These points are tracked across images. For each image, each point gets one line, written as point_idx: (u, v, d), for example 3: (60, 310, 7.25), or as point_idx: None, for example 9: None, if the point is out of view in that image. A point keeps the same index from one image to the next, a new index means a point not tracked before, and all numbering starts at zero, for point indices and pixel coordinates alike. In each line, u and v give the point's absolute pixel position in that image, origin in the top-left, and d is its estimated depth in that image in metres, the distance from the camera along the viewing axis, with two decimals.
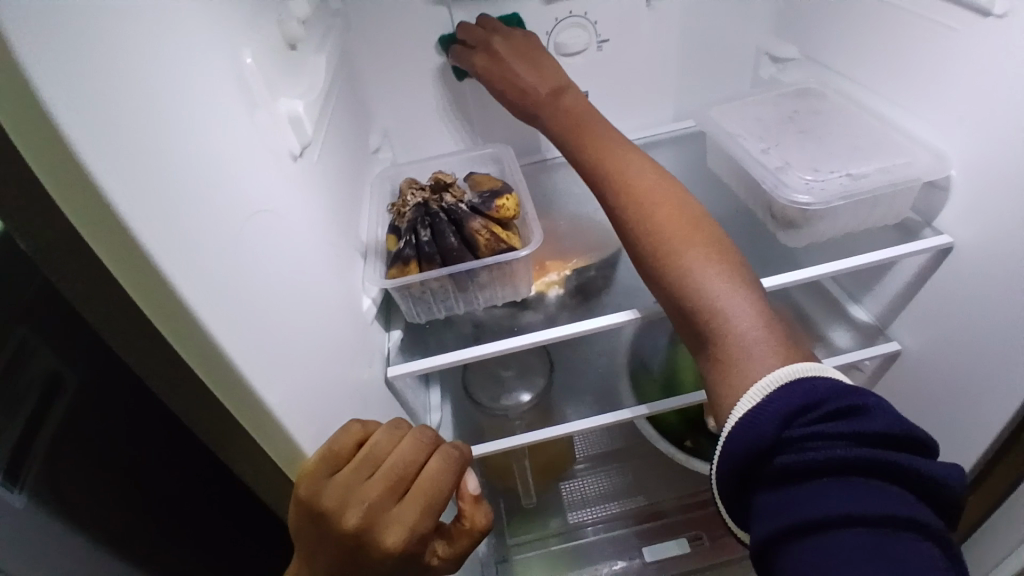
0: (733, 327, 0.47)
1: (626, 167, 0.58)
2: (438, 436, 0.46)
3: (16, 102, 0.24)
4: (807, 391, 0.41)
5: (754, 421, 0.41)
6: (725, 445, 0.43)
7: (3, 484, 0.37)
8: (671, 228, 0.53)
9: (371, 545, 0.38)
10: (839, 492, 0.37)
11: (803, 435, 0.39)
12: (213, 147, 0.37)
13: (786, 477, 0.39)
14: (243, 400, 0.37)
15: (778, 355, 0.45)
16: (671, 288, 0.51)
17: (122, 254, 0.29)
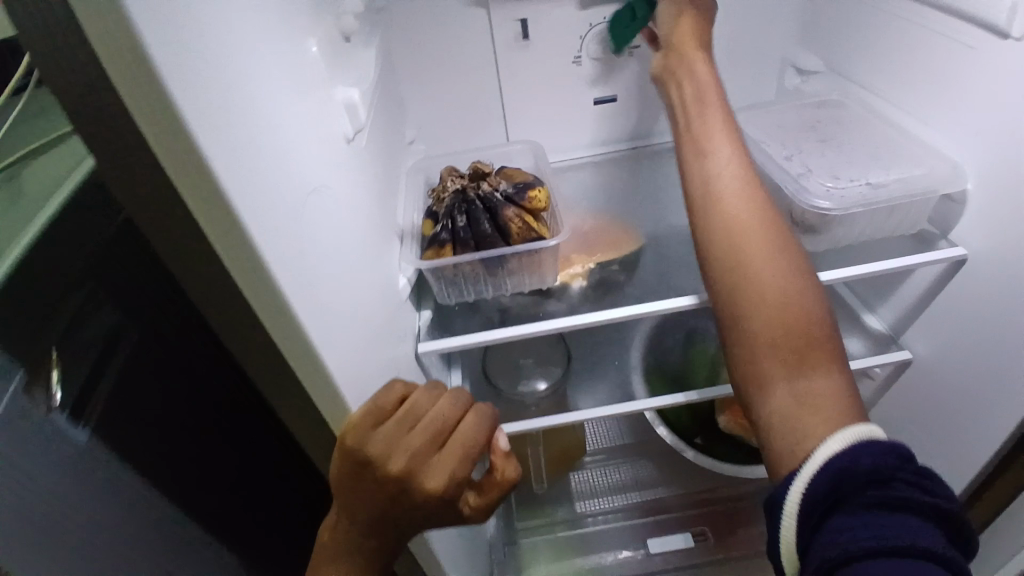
0: (802, 377, 0.47)
1: (731, 184, 0.56)
2: (471, 398, 0.51)
3: (133, 72, 0.27)
4: (906, 446, 0.43)
5: (867, 450, 0.41)
6: (826, 461, 0.42)
7: (68, 417, 0.41)
8: (762, 260, 0.51)
9: (414, 486, 0.44)
10: (930, 532, 0.39)
11: (906, 477, 0.41)
12: (284, 125, 0.40)
13: (888, 506, 0.39)
14: (305, 362, 0.40)
15: (847, 413, 0.45)
16: (751, 316, 0.50)
17: (216, 216, 0.32)
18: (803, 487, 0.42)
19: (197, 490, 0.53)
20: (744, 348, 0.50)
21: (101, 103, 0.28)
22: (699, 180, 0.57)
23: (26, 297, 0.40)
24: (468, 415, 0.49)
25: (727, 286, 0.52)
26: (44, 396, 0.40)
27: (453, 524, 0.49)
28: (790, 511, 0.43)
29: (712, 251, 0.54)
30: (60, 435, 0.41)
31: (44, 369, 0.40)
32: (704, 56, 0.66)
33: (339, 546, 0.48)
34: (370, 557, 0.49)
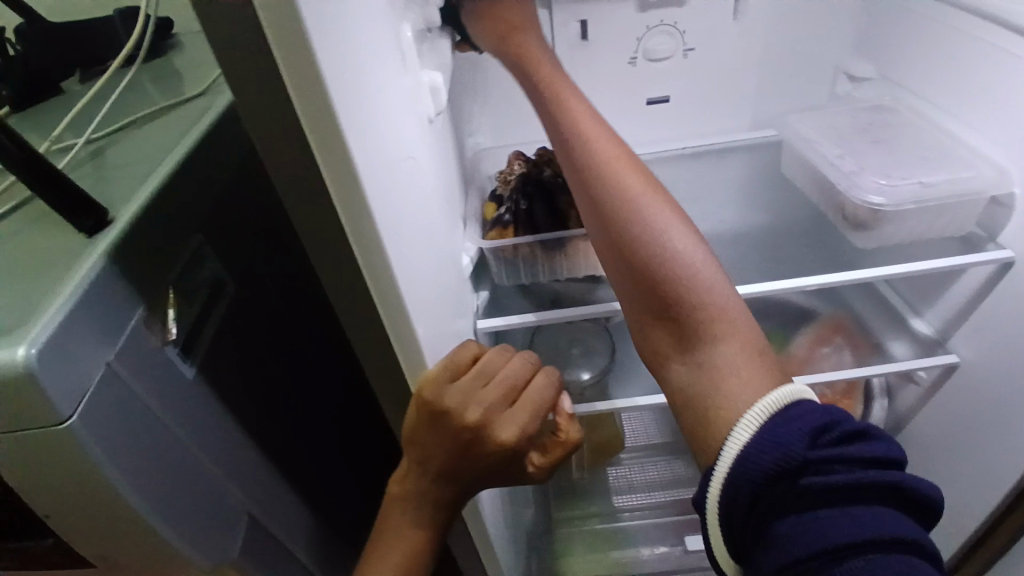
0: (715, 346, 0.44)
1: (607, 156, 0.51)
2: (538, 362, 0.55)
3: (286, 32, 0.30)
4: (819, 411, 0.40)
5: (772, 441, 0.38)
6: (738, 462, 0.39)
7: (179, 354, 0.44)
8: (664, 234, 0.48)
9: (488, 438, 0.49)
10: (861, 515, 0.36)
11: (827, 456, 0.38)
12: (386, 95, 0.44)
13: (808, 497, 0.37)
14: (394, 311, 0.44)
15: (762, 378, 0.43)
16: (669, 299, 0.46)
17: (337, 164, 0.35)
18: (721, 494, 0.40)
19: (276, 441, 0.56)
20: (651, 322, 0.47)
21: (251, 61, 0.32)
22: (575, 150, 0.52)
23: (155, 235, 0.43)
24: (535, 377, 0.54)
25: (629, 264, 0.48)
26: (161, 331, 0.42)
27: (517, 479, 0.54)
28: (720, 518, 0.41)
29: (599, 230, 0.50)
30: (174, 368, 0.43)
31: (163, 306, 0.43)
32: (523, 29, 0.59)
33: (413, 491, 0.54)
34: (439, 503, 0.54)
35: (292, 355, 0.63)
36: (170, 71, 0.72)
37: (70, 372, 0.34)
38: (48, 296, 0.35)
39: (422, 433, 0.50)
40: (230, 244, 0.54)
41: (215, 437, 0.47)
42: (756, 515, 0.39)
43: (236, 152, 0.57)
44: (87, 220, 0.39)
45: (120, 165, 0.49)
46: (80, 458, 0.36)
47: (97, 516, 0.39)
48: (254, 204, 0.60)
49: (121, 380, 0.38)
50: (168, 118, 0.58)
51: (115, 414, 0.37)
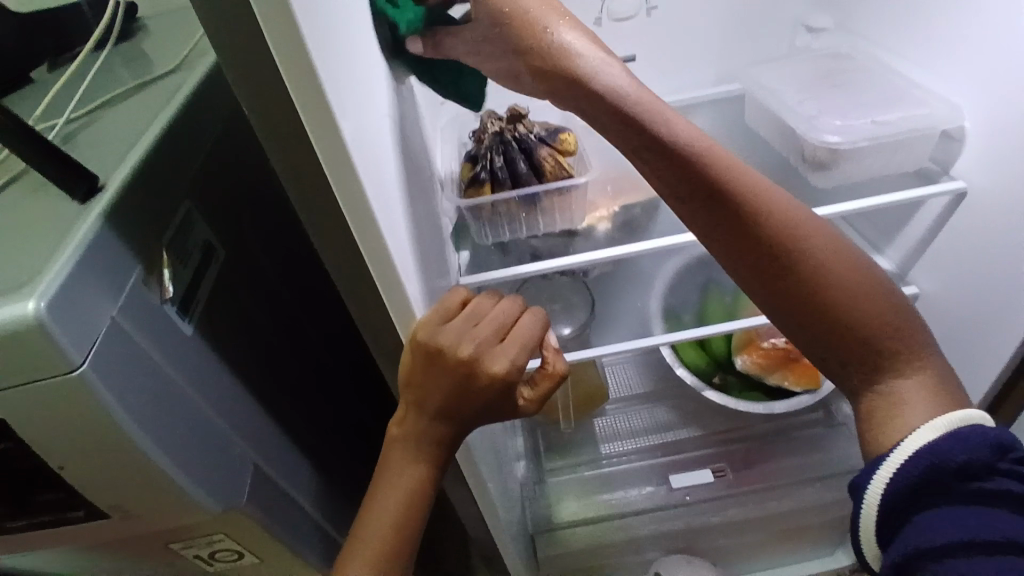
0: (903, 378, 0.50)
1: (783, 216, 0.50)
2: (526, 303, 0.58)
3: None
4: (1000, 434, 0.46)
5: (951, 446, 0.45)
6: (910, 459, 0.46)
7: (178, 311, 0.46)
8: (834, 283, 0.50)
9: (482, 370, 0.52)
10: (1021, 523, 0.43)
11: (1004, 469, 0.45)
12: (362, 55, 0.46)
13: (977, 500, 0.44)
14: (379, 260, 0.46)
15: (941, 399, 0.49)
16: (861, 348, 0.50)
17: (320, 117, 0.38)
18: (887, 483, 0.47)
19: (274, 397, 0.59)
20: (836, 358, 0.51)
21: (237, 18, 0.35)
22: (745, 222, 0.49)
23: (146, 199, 0.45)
24: (524, 316, 0.57)
25: (826, 329, 0.50)
26: (159, 289, 0.44)
27: (511, 413, 0.58)
28: (873, 506, 0.48)
29: (784, 299, 0.50)
30: (175, 324, 0.45)
31: (158, 265, 0.45)
32: (596, 56, 0.49)
33: (413, 431, 0.58)
34: (439, 441, 0.58)
35: (284, 319, 0.65)
36: (141, 52, 0.73)
37: (79, 323, 0.36)
38: (52, 255, 0.37)
39: (419, 372, 0.53)
40: (218, 210, 0.55)
41: (217, 390, 0.49)
42: (917, 508, 0.46)
43: (216, 123, 0.58)
44: (80, 186, 0.41)
45: (105, 139, 0.51)
46: (94, 405, 0.38)
47: (110, 464, 0.41)
48: (239, 173, 0.61)
49: (126, 334, 0.40)
50: (146, 94, 0.59)
51: (123, 365, 0.39)
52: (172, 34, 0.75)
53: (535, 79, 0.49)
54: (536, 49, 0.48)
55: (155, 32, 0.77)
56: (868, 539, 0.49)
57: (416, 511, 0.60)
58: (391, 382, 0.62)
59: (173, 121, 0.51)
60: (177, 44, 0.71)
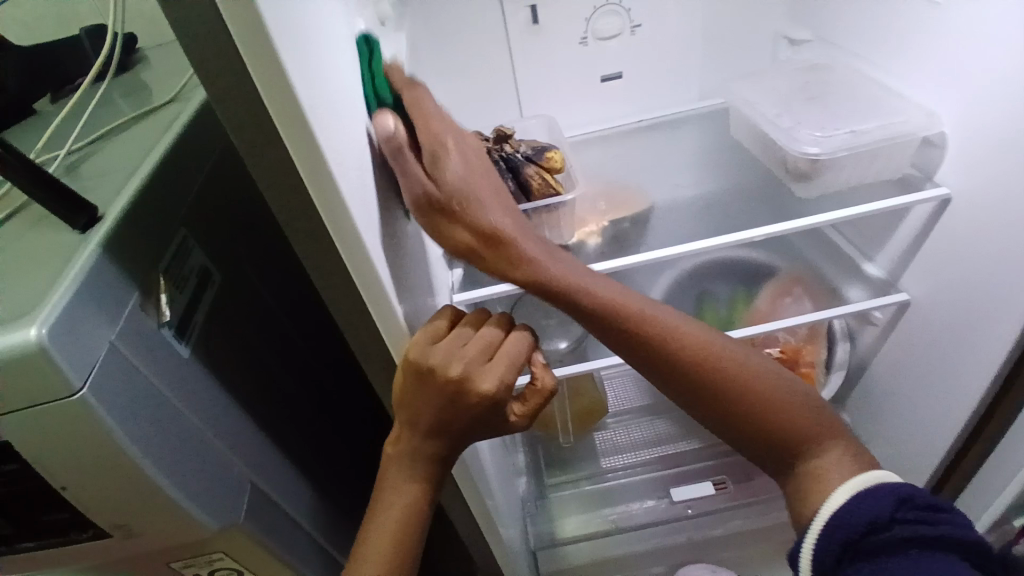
0: (819, 448, 0.56)
1: (687, 343, 0.54)
2: (512, 321, 0.59)
3: (248, 28, 0.35)
4: (897, 486, 0.52)
5: (858, 507, 0.51)
6: (828, 525, 0.52)
7: (175, 335, 0.48)
8: (730, 393, 0.55)
9: (470, 388, 0.53)
10: (933, 563, 0.47)
11: (905, 518, 0.49)
12: (347, 84, 0.48)
13: (885, 549, 0.49)
14: (367, 279, 0.48)
15: (854, 461, 0.55)
16: (781, 435, 0.55)
17: (304, 145, 0.40)
18: (813, 549, 0.53)
19: (271, 416, 0.60)
20: (752, 446, 0.57)
21: (223, 54, 0.37)
22: (649, 344, 0.54)
23: (143, 227, 0.47)
24: (511, 334, 0.57)
25: (747, 423, 0.55)
26: (155, 314, 0.46)
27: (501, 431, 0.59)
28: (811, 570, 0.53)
29: (705, 405, 0.55)
30: (172, 347, 0.47)
31: (155, 290, 0.47)
32: (494, 210, 0.51)
33: (408, 449, 0.59)
34: (435, 456, 0.59)
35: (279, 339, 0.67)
36: (141, 83, 0.75)
37: (78, 348, 0.38)
38: (53, 283, 0.39)
39: (410, 389, 0.55)
40: (213, 237, 0.57)
41: (214, 409, 0.51)
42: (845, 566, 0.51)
43: (211, 152, 0.60)
44: (78, 219, 0.43)
45: (103, 172, 0.53)
46: (93, 427, 0.39)
47: (110, 484, 0.43)
48: (234, 200, 0.64)
49: (124, 357, 0.42)
50: (143, 125, 0.61)
51: (121, 387, 0.41)
52: (169, 66, 0.77)
53: (456, 230, 0.50)
54: (458, 204, 0.49)
55: (154, 65, 0.80)
56: None
57: (414, 529, 0.61)
58: (386, 399, 0.63)
59: (168, 153, 0.53)
60: (175, 76, 0.74)
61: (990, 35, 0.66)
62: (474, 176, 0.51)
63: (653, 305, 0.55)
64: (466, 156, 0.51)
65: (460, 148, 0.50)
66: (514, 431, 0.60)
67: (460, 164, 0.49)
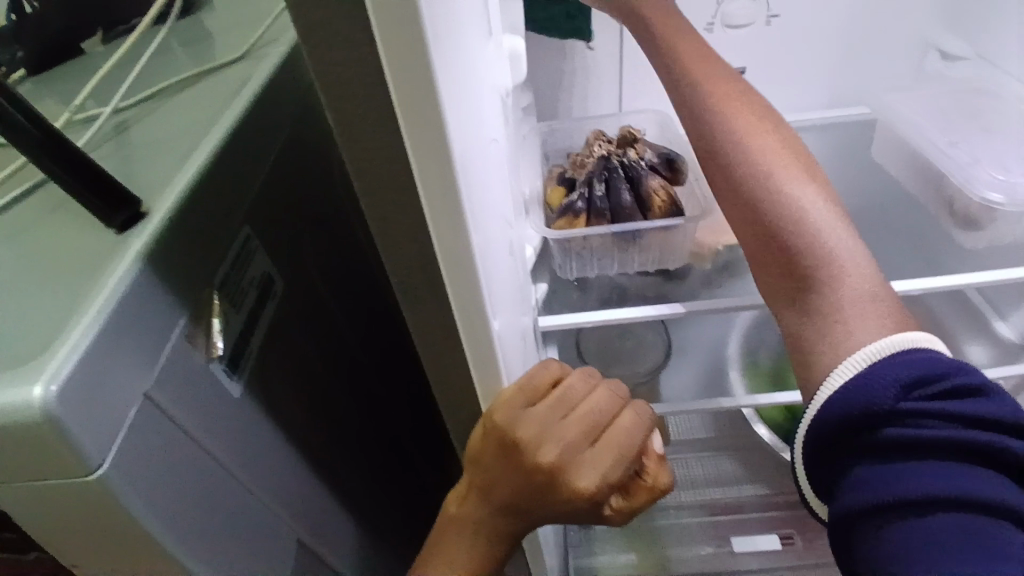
0: (838, 283, 0.43)
1: (734, 114, 0.49)
2: (625, 397, 0.50)
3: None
4: (925, 362, 0.39)
5: (854, 390, 0.39)
6: (817, 409, 0.42)
7: (227, 370, 0.37)
8: (756, 159, 0.47)
9: (564, 483, 0.43)
10: (944, 471, 0.37)
11: (916, 408, 0.38)
12: (477, 70, 0.37)
13: (887, 448, 0.38)
14: (476, 328, 0.37)
15: (880, 321, 0.42)
16: (797, 246, 0.45)
17: (433, 160, 0.29)
18: (803, 434, 0.43)
19: (325, 454, 0.50)
20: (765, 256, 0.46)
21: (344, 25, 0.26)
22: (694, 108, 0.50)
23: (198, 229, 0.36)
24: (621, 415, 0.48)
25: (759, 219, 0.46)
26: (205, 347, 0.36)
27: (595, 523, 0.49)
28: (801, 461, 0.44)
29: (722, 188, 0.49)
30: (221, 387, 0.37)
31: (206, 314, 0.36)
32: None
33: (476, 519, 0.49)
34: (503, 534, 0.49)
35: (342, 355, 0.57)
36: (201, 29, 0.64)
37: (102, 407, 0.28)
38: (77, 309, 0.29)
39: (492, 459, 0.45)
40: (281, 234, 0.47)
41: (261, 458, 0.41)
42: (838, 463, 0.41)
43: (284, 128, 0.49)
44: (118, 214, 0.32)
45: (153, 141, 0.42)
46: (113, 506, 0.29)
47: (131, 562, 0.34)
48: (305, 185, 0.53)
49: (161, 410, 0.32)
50: (204, 84, 0.50)
51: (154, 451, 0.31)
52: (236, 12, 0.66)
53: None
54: None
55: (215, 8, 0.68)
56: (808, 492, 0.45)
57: None
58: (459, 446, 0.53)
59: (236, 128, 0.42)
60: (242, 24, 0.62)
61: None
62: None
63: (730, 77, 0.52)
64: None
65: None
66: (608, 526, 0.51)
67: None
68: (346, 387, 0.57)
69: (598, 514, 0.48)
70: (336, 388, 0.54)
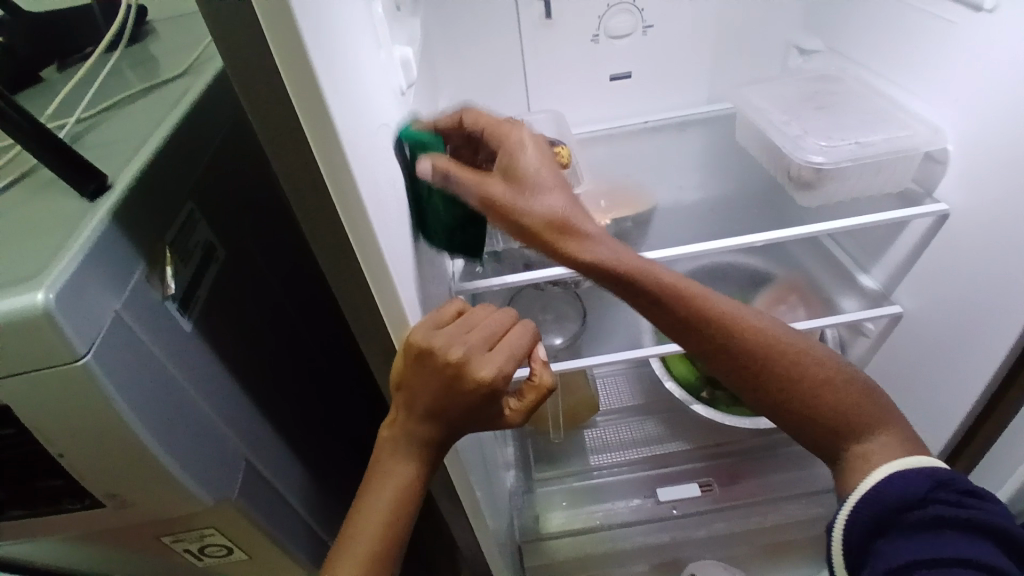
0: (870, 434, 0.56)
1: (744, 333, 0.56)
2: (516, 317, 0.60)
3: (277, 10, 0.35)
4: (945, 472, 0.52)
5: (895, 482, 0.52)
6: (865, 498, 0.53)
7: (179, 308, 0.48)
8: (786, 387, 0.56)
9: (469, 375, 0.54)
10: (959, 540, 0.48)
11: (952, 497, 0.50)
12: (364, 68, 0.49)
13: (919, 523, 0.49)
14: (374, 263, 0.49)
15: (903, 446, 0.56)
16: (832, 418, 0.56)
17: (321, 126, 0.40)
18: (846, 520, 0.53)
19: (266, 397, 0.60)
20: (810, 426, 0.57)
21: (250, 36, 0.37)
22: (715, 333, 0.56)
23: (151, 200, 0.47)
24: (513, 327, 0.59)
25: (803, 407, 0.56)
26: (160, 286, 0.46)
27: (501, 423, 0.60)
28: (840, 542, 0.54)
29: (762, 392, 0.57)
30: (174, 320, 0.47)
31: (160, 263, 0.47)
32: (582, 217, 0.58)
33: (402, 431, 0.59)
34: (427, 443, 0.59)
35: (278, 319, 0.67)
36: (150, 56, 0.75)
37: (84, 313, 0.38)
38: (62, 247, 0.39)
39: (410, 371, 0.55)
40: (220, 211, 0.58)
41: (212, 386, 0.51)
42: (875, 539, 0.52)
43: (217, 128, 0.60)
44: (90, 185, 0.43)
45: (110, 141, 0.53)
46: (97, 395, 0.39)
47: (112, 454, 0.43)
48: (239, 178, 0.64)
49: (129, 327, 0.42)
50: (153, 98, 0.60)
51: (127, 355, 0.41)
52: (178, 40, 0.76)
53: (515, 220, 0.56)
54: (523, 182, 0.57)
55: (162, 38, 0.79)
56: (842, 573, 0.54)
57: (404, 510, 0.60)
58: (383, 384, 0.63)
59: (177, 126, 0.53)
60: (185, 50, 0.73)
61: (1002, 55, 0.68)
62: (541, 161, 0.58)
63: (722, 316, 0.56)
64: (549, 161, 0.59)
65: (535, 158, 0.58)
66: (508, 428, 0.61)
67: (539, 160, 0.58)
68: (281, 348, 0.67)
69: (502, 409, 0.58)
70: (272, 347, 0.64)
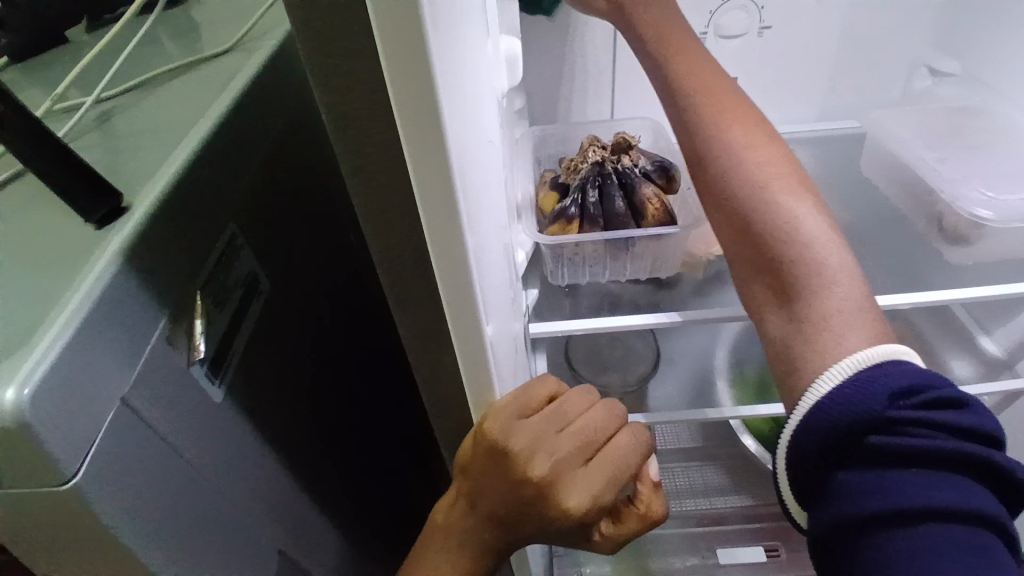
0: (821, 300, 0.42)
1: (736, 144, 0.47)
2: (622, 414, 0.49)
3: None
4: (912, 373, 0.39)
5: (861, 390, 0.38)
6: (808, 417, 0.40)
7: (209, 373, 0.37)
8: (773, 167, 0.46)
9: (555, 503, 0.42)
10: (932, 483, 0.36)
11: (910, 419, 0.37)
12: (477, 70, 0.36)
13: (877, 456, 0.37)
14: (470, 341, 0.36)
15: (856, 330, 0.41)
16: (801, 280, 0.43)
17: (428, 169, 0.27)
18: (792, 440, 0.41)
19: (306, 461, 0.49)
20: (772, 293, 0.45)
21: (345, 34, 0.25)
22: (706, 140, 0.48)
23: (183, 231, 0.35)
24: (618, 436, 0.47)
25: (772, 254, 0.44)
26: (186, 347, 0.35)
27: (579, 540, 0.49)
28: (785, 461, 0.42)
29: (737, 231, 0.46)
30: (202, 390, 0.36)
31: (188, 317, 0.35)
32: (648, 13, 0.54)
33: (459, 524, 0.48)
34: (484, 547, 0.48)
35: (324, 357, 0.56)
36: (190, 21, 0.62)
37: (72, 410, 0.27)
38: (52, 308, 0.28)
39: (479, 466, 0.44)
40: (267, 231, 0.46)
41: (242, 469, 0.40)
42: (830, 467, 0.39)
43: (268, 125, 0.48)
44: (98, 209, 0.31)
45: (135, 133, 0.41)
46: (90, 517, 0.28)
47: (105, 575, 0.32)
48: (289, 183, 0.52)
49: (138, 417, 0.31)
50: (192, 77, 0.48)
51: (132, 458, 0.30)
52: (226, 5, 0.64)
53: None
54: None
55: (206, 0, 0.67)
56: (788, 497, 0.44)
57: None
58: (446, 453, 0.52)
59: (222, 123, 0.41)
60: (233, 18, 0.61)
61: None
62: None
63: (730, 88, 0.50)
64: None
65: None
66: (587, 543, 0.52)
67: None
68: (326, 390, 0.56)
69: (585, 530, 0.47)
70: (316, 393, 0.53)
